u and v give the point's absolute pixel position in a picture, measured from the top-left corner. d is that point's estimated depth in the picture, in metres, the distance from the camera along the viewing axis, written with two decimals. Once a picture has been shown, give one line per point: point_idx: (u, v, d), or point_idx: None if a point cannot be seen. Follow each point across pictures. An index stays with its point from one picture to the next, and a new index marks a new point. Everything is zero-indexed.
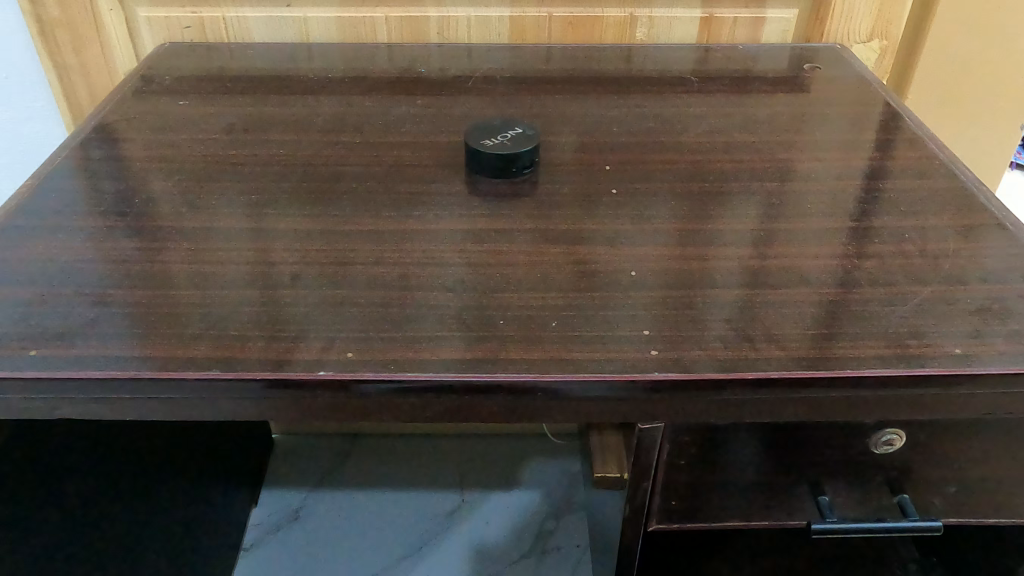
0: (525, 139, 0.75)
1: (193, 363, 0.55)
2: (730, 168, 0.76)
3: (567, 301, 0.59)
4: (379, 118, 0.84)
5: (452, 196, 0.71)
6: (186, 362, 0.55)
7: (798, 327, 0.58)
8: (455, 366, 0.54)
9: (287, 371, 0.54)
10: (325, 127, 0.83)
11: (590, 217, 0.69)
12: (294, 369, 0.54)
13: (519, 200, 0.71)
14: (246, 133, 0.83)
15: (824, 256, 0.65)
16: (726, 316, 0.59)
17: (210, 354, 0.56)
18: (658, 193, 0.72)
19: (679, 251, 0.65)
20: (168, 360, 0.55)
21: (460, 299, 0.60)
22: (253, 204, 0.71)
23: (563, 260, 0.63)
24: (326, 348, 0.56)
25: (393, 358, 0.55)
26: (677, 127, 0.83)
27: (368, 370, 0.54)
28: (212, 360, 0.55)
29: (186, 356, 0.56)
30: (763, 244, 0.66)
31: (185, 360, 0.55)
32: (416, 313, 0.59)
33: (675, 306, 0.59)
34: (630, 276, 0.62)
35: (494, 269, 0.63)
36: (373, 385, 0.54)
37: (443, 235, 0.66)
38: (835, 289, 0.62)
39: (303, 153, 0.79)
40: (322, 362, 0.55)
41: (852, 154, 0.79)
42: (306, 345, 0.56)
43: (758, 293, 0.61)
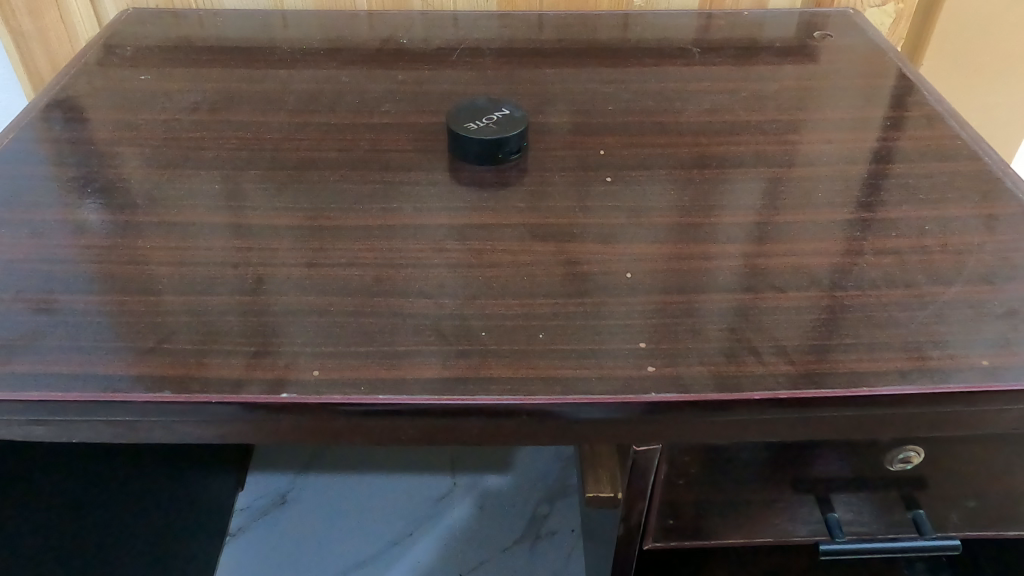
0: (512, 122, 0.69)
1: (145, 383, 0.50)
2: (735, 152, 0.70)
3: (557, 309, 0.54)
4: (356, 95, 0.78)
5: (434, 186, 0.65)
6: (136, 381, 0.50)
7: (811, 337, 0.53)
8: (432, 387, 0.49)
9: (248, 392, 0.49)
10: (297, 106, 0.77)
11: (584, 209, 0.63)
12: (256, 390, 0.49)
13: (507, 190, 0.65)
14: (211, 111, 0.76)
15: (838, 253, 0.60)
16: (731, 325, 0.53)
17: (163, 371, 0.50)
18: (657, 182, 0.66)
19: (680, 249, 0.59)
20: (116, 380, 0.50)
21: (439, 306, 0.54)
22: (218, 195, 0.65)
23: (552, 260, 0.58)
24: (291, 365, 0.51)
25: (364, 377, 0.50)
26: (678, 105, 0.76)
27: (337, 392, 0.49)
28: (166, 380, 0.50)
29: (137, 374, 0.50)
30: (772, 240, 0.61)
31: (135, 379, 0.50)
32: (392, 323, 0.53)
33: (676, 313, 0.54)
34: (627, 278, 0.57)
35: (478, 271, 0.57)
36: (342, 410, 0.49)
37: (423, 231, 0.61)
38: (851, 292, 0.57)
39: (273, 136, 0.72)
40: (286, 382, 0.50)
41: (867, 134, 0.73)
42: (269, 363, 0.51)
43: (767, 297, 0.56)
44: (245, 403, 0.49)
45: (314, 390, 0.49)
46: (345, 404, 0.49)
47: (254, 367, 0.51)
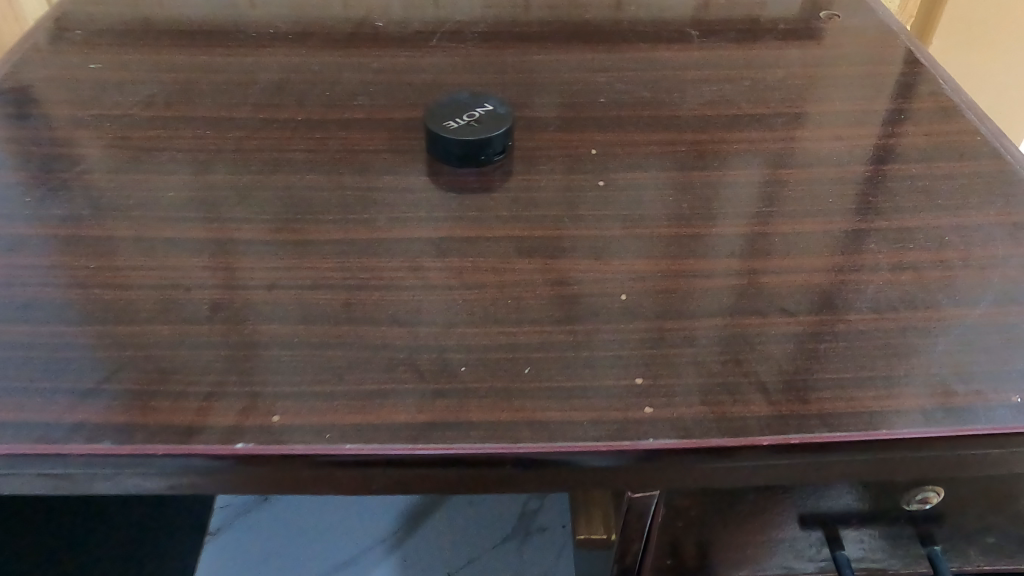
0: (495, 120, 0.63)
1: (84, 433, 0.44)
2: (739, 151, 0.65)
3: (545, 339, 0.49)
4: (326, 86, 0.72)
5: (410, 193, 0.60)
6: (74, 431, 0.44)
7: (824, 369, 0.48)
8: (405, 435, 0.44)
9: (200, 443, 0.44)
10: (262, 99, 0.70)
11: (574, 219, 0.57)
12: (208, 440, 0.44)
13: (490, 197, 0.59)
14: (167, 106, 0.70)
15: (852, 269, 0.55)
16: (736, 356, 0.48)
17: (105, 418, 0.45)
18: (654, 186, 0.60)
19: (680, 266, 0.54)
20: (51, 430, 0.44)
21: (414, 336, 0.49)
22: (172, 204, 0.59)
23: (540, 281, 0.53)
24: (248, 409, 0.45)
25: (329, 423, 0.45)
26: (676, 96, 0.70)
27: (298, 442, 0.44)
28: (108, 429, 0.44)
29: (75, 422, 0.45)
30: (781, 254, 0.56)
31: (73, 429, 0.44)
32: (361, 356, 0.48)
33: (675, 343, 0.49)
34: (622, 301, 0.51)
35: (458, 295, 0.52)
36: (305, 461, 0.44)
37: (397, 247, 0.55)
38: (867, 315, 0.52)
39: (235, 135, 0.66)
40: (243, 430, 0.44)
41: (880, 129, 0.68)
42: (224, 406, 0.46)
43: (775, 322, 0.51)
44: (197, 455, 0.43)
45: (273, 439, 0.44)
46: (308, 455, 0.43)
47: (207, 411, 0.45)
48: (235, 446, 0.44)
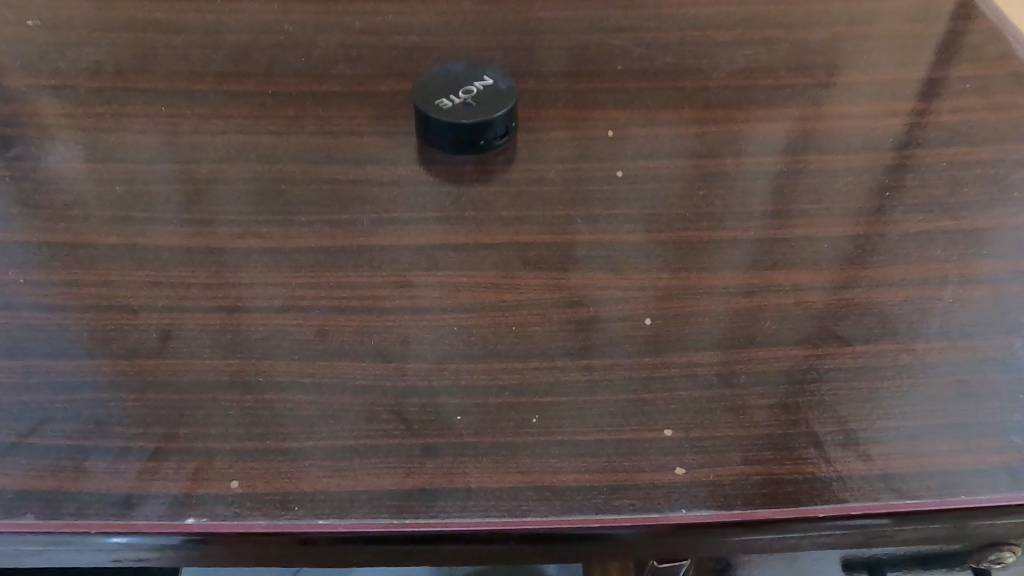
0: (496, 97, 0.54)
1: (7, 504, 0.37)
2: (778, 132, 0.55)
3: (556, 379, 0.41)
4: (300, 51, 0.62)
5: (396, 188, 0.51)
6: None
7: (887, 415, 0.40)
8: (390, 507, 0.37)
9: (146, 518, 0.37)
10: (227, 66, 0.61)
11: (587, 221, 0.49)
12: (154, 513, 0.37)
13: (490, 192, 0.51)
14: (116, 75, 0.60)
15: (915, 283, 0.46)
16: (783, 399, 0.41)
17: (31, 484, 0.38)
18: (680, 178, 0.52)
19: (712, 282, 0.46)
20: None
21: (400, 376, 0.41)
22: (119, 201, 0.51)
23: (549, 301, 0.45)
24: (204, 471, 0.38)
25: (300, 491, 0.37)
26: (704, 63, 0.61)
27: (263, 516, 0.37)
28: (34, 499, 0.37)
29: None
30: (831, 265, 0.47)
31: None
32: (337, 403, 0.40)
33: (710, 382, 0.41)
34: (646, 326, 0.44)
35: (451, 320, 0.44)
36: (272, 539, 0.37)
37: (380, 258, 0.47)
38: (935, 344, 0.43)
39: (195, 113, 0.57)
40: (197, 499, 0.37)
41: (942, 102, 0.58)
42: (176, 467, 0.38)
43: (827, 353, 0.43)
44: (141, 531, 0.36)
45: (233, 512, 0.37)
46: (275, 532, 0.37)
47: (156, 473, 0.38)
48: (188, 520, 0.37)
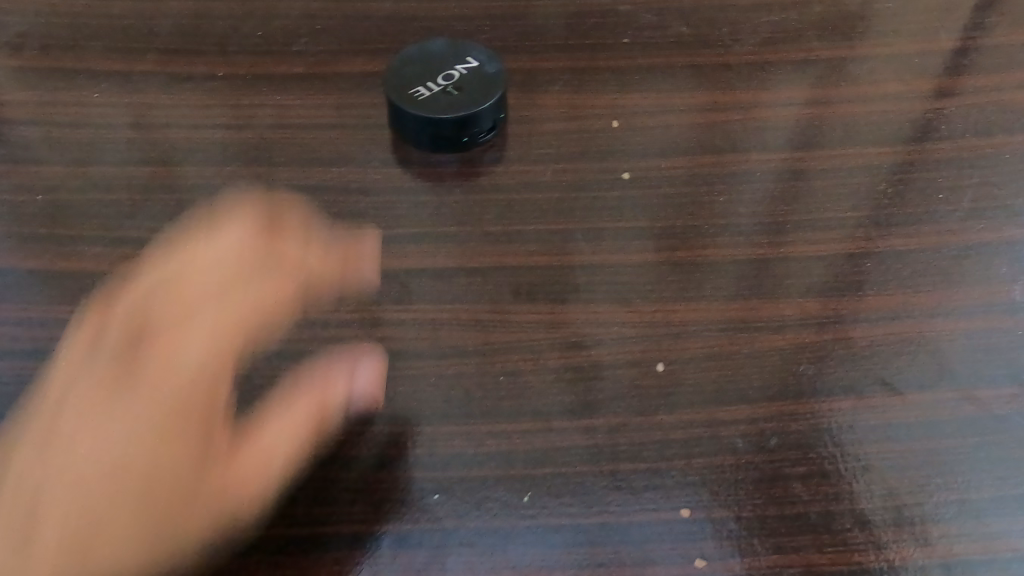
0: (481, 84, 0.46)
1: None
2: (812, 119, 0.47)
3: (554, 445, 0.35)
4: (261, 21, 0.51)
5: (365, 197, 0.43)
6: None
7: (950, 485, 0.34)
8: (361, 388, 0.35)
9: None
10: (164, 33, 0.50)
11: (588, 236, 0.42)
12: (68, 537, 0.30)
13: (474, 201, 0.43)
14: (33, 46, 0.50)
15: (977, 311, 0.39)
16: (823, 467, 0.34)
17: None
18: (696, 182, 0.44)
19: (737, 314, 0.39)
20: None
21: (369, 444, 0.35)
22: (38, 216, 0.42)
23: (543, 343, 0.38)
24: (126, 416, 0.32)
25: (263, 487, 0.32)
26: (724, 33, 0.52)
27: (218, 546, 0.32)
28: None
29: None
30: (878, 288, 0.40)
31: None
32: (291, 478, 0.34)
33: (735, 446, 0.35)
34: (659, 374, 0.37)
35: (429, 370, 0.37)
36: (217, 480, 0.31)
37: (345, 287, 0.40)
38: (1004, 391, 0.36)
39: (133, 102, 0.47)
40: (109, 461, 0.31)
41: (1008, 75, 0.48)
42: (89, 414, 0.33)
43: (874, 405, 0.36)
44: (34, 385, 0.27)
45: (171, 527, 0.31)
46: (230, 467, 0.31)
47: (57, 449, 0.32)
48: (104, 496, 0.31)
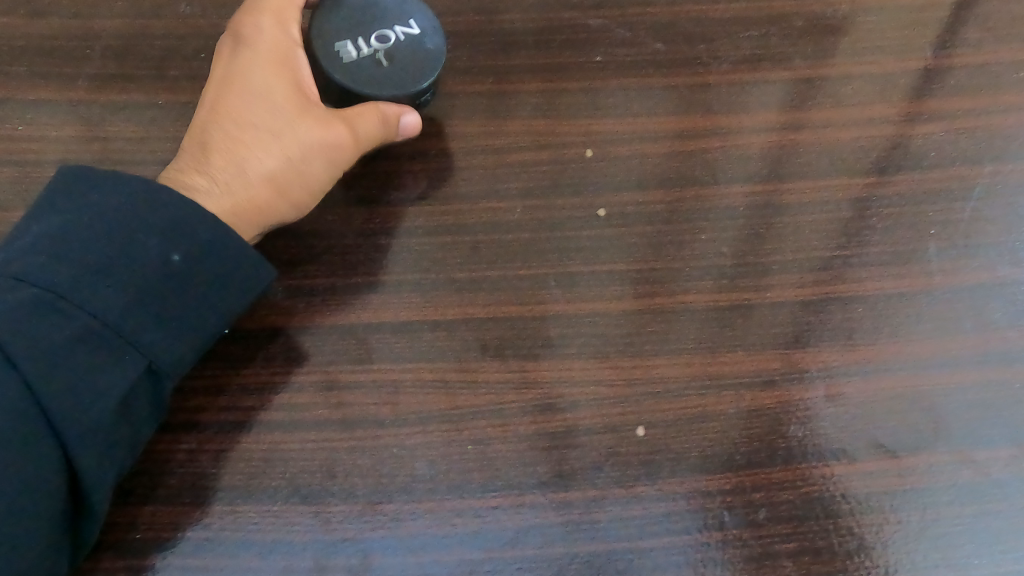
0: (415, 58, 0.39)
1: (52, 534, 0.29)
2: (797, 144, 0.44)
3: (526, 523, 0.33)
4: (203, 39, 0.47)
5: (319, 240, 0.40)
6: (37, 516, 0.28)
7: (950, 561, 0.33)
8: (407, 122, 0.40)
9: (162, 243, 0.32)
10: (94, 56, 0.46)
11: (562, 282, 0.39)
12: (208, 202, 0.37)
13: (437, 243, 0.40)
14: None
15: (971, 363, 0.37)
16: (813, 543, 0.33)
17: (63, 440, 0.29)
18: (676, 217, 0.41)
19: (723, 368, 0.36)
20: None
21: (327, 527, 0.33)
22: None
23: (513, 405, 0.35)
24: (230, 149, 0.38)
25: (318, 189, 0.39)
26: (701, 50, 0.47)
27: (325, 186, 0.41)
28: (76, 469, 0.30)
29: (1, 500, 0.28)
30: (868, 336, 0.38)
31: (42, 539, 0.29)
32: (241, 571, 0.32)
33: (722, 521, 0.33)
34: (639, 439, 0.34)
35: (391, 438, 0.34)
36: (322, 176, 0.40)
37: (299, 345, 0.37)
38: (1002, 453, 0.35)
39: (63, 137, 0.43)
40: (250, 175, 0.38)
41: (1000, 96, 0.46)
42: (208, 154, 0.38)
43: (868, 471, 0.34)
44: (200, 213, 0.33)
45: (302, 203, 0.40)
46: (299, 164, 0.39)
47: (197, 161, 0.38)
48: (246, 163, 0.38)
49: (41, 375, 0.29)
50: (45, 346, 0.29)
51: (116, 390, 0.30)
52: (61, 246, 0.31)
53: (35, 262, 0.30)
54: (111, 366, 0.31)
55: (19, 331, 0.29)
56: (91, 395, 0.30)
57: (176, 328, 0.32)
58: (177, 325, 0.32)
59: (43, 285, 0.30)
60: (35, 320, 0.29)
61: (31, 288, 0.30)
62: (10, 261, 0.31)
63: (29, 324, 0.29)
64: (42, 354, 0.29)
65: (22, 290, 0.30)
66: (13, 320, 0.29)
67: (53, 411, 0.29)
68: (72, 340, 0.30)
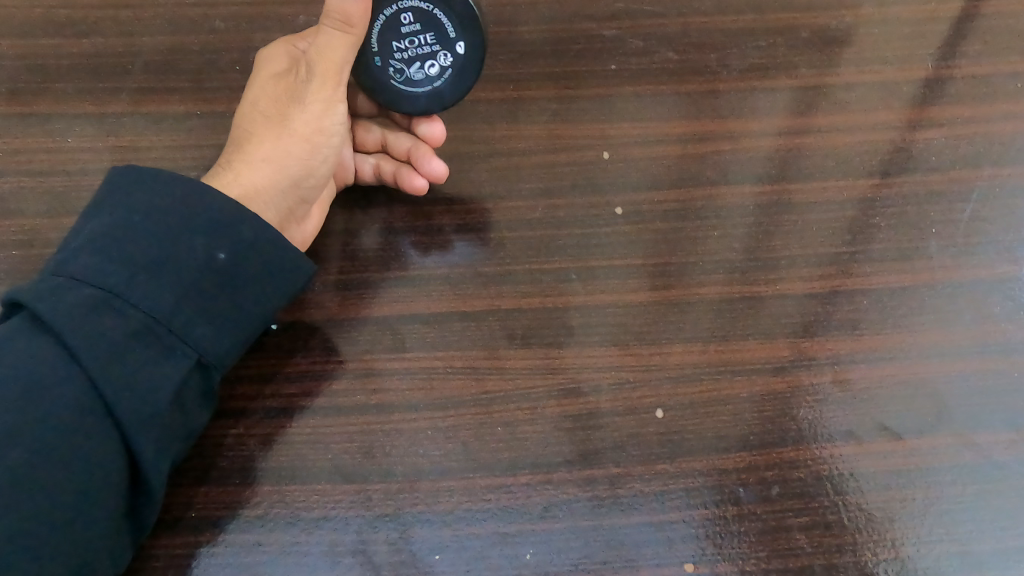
0: (420, 15, 0.41)
1: (113, 527, 0.30)
2: (804, 148, 0.46)
3: (554, 499, 0.35)
4: (238, 53, 0.49)
5: (353, 240, 0.43)
6: (103, 509, 0.29)
7: (953, 536, 0.35)
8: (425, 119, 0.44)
9: (208, 241, 0.34)
10: (137, 70, 0.49)
11: (583, 275, 0.41)
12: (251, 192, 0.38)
13: (465, 240, 0.43)
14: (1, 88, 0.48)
15: (971, 352, 0.39)
16: (825, 517, 0.35)
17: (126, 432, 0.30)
18: (690, 215, 0.44)
19: (736, 355, 0.39)
20: (54, 562, 0.28)
21: (367, 504, 0.35)
22: (10, 272, 0.41)
23: (539, 391, 0.37)
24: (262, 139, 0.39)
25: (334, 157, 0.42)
26: (712, 58, 0.50)
27: (327, 147, 0.41)
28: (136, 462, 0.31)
29: (70, 494, 0.28)
30: (873, 326, 0.40)
31: (106, 533, 0.30)
32: (289, 545, 0.34)
33: (737, 496, 0.35)
34: (658, 420, 0.37)
35: (425, 422, 0.37)
36: (319, 131, 0.40)
37: (337, 336, 0.39)
38: (1003, 436, 0.37)
39: (108, 146, 0.46)
40: (283, 160, 0.39)
41: (997, 103, 0.48)
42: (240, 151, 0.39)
43: (874, 451, 0.36)
44: (244, 213, 0.35)
45: (303, 163, 0.40)
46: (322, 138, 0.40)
47: (232, 161, 0.39)
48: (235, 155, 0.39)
49: (103, 369, 0.30)
50: (101, 346, 0.30)
51: (171, 385, 0.32)
52: (116, 247, 0.32)
53: (92, 261, 0.31)
54: (164, 361, 0.32)
55: (78, 329, 0.30)
56: (148, 388, 0.31)
57: (228, 323, 0.34)
58: (222, 322, 0.34)
59: (98, 284, 0.31)
60: (92, 320, 0.30)
61: (91, 287, 0.31)
62: (64, 260, 0.31)
63: (89, 320, 0.30)
64: (97, 353, 0.30)
65: (83, 289, 0.31)
66: (72, 318, 0.30)
67: (119, 405, 0.30)
68: (130, 337, 0.31)
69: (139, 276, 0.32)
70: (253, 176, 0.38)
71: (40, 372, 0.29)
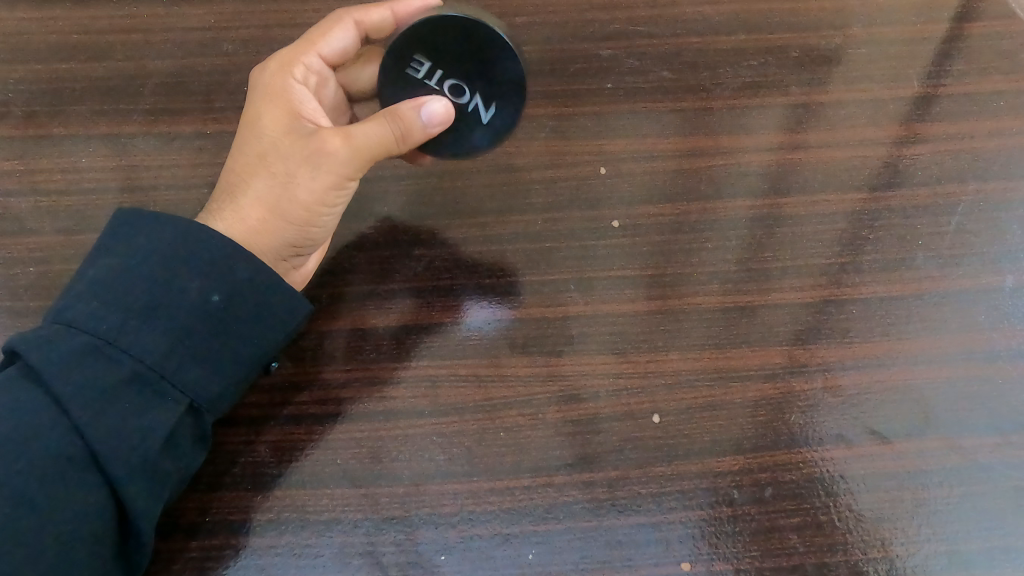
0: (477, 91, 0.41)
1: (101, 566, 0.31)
2: (795, 164, 0.48)
3: (555, 500, 0.36)
4: (245, 74, 0.51)
5: (359, 253, 0.44)
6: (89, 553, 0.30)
7: (940, 536, 0.36)
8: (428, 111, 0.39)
9: (203, 285, 0.34)
10: (148, 92, 0.50)
11: (581, 287, 0.43)
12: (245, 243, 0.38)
13: (467, 253, 0.44)
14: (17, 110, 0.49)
15: (956, 359, 0.41)
16: (817, 518, 0.36)
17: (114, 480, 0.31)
18: (684, 227, 0.45)
19: (729, 362, 0.40)
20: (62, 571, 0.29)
21: (376, 507, 0.36)
22: (29, 288, 0.42)
23: (540, 397, 0.39)
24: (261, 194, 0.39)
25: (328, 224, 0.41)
26: (705, 77, 0.52)
27: (325, 216, 0.40)
28: (126, 507, 0.31)
29: (56, 540, 0.29)
30: (862, 334, 0.41)
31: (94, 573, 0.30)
32: (300, 546, 0.35)
33: (731, 497, 0.36)
34: (655, 425, 0.38)
35: (429, 428, 0.38)
36: (321, 204, 0.39)
37: (344, 346, 0.40)
38: (988, 441, 0.38)
39: (123, 165, 0.47)
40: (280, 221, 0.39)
41: (981, 121, 0.50)
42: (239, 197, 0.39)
43: (865, 455, 0.38)
44: (236, 253, 0.35)
45: (299, 229, 0.39)
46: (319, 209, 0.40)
47: (228, 203, 0.39)
48: (242, 189, 0.39)
49: (92, 414, 0.31)
50: (89, 391, 0.31)
51: (162, 428, 0.32)
52: (108, 295, 0.33)
53: (86, 308, 0.32)
54: (157, 407, 0.32)
55: (69, 376, 0.31)
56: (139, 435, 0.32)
57: (221, 365, 0.34)
58: (214, 364, 0.34)
59: (94, 331, 0.32)
60: (84, 366, 0.31)
61: (85, 334, 0.32)
62: (62, 309, 0.33)
63: (81, 370, 0.31)
64: (87, 397, 0.31)
65: (77, 336, 0.32)
66: (66, 365, 0.31)
67: (108, 449, 0.31)
68: (121, 381, 0.32)
69: (131, 321, 0.32)
70: (253, 218, 0.38)
71: (33, 417, 0.30)
